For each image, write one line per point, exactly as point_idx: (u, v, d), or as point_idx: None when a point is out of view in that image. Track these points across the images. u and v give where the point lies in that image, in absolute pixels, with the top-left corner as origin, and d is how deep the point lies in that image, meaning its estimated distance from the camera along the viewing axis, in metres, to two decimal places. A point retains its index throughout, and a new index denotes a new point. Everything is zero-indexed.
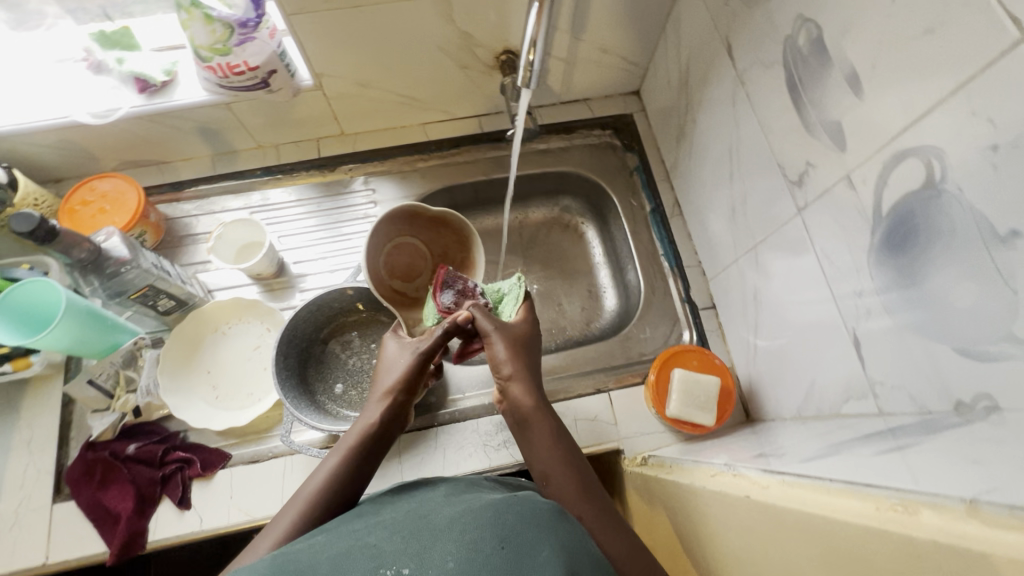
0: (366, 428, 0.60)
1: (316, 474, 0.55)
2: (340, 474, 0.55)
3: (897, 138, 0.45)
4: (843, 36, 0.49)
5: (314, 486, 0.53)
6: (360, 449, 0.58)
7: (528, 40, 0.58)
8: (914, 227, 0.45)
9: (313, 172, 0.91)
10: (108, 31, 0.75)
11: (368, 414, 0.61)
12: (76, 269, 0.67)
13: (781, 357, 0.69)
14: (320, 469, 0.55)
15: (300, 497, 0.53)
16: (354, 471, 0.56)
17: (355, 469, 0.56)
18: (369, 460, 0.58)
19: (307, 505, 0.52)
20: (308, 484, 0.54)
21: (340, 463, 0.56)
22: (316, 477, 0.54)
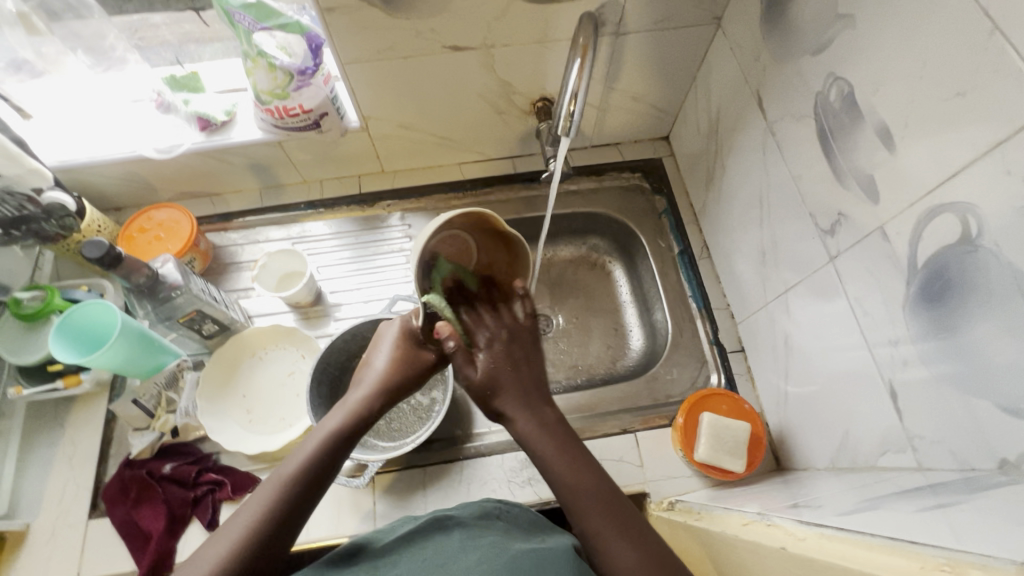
0: (345, 416, 0.60)
1: (296, 455, 0.56)
2: (317, 458, 0.56)
3: (931, 194, 0.46)
4: (875, 95, 0.51)
5: (294, 465, 0.55)
6: (337, 437, 0.58)
7: (569, 91, 0.61)
8: (950, 281, 0.45)
9: (353, 207, 0.96)
10: (178, 76, 0.82)
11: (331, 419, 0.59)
12: (132, 294, 0.71)
13: (813, 405, 0.68)
14: (296, 456, 0.56)
15: (281, 475, 0.54)
16: (330, 459, 0.56)
17: (331, 457, 0.57)
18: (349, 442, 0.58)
19: (279, 495, 0.52)
20: (283, 469, 0.55)
21: (315, 452, 0.56)
22: (295, 458, 0.55)
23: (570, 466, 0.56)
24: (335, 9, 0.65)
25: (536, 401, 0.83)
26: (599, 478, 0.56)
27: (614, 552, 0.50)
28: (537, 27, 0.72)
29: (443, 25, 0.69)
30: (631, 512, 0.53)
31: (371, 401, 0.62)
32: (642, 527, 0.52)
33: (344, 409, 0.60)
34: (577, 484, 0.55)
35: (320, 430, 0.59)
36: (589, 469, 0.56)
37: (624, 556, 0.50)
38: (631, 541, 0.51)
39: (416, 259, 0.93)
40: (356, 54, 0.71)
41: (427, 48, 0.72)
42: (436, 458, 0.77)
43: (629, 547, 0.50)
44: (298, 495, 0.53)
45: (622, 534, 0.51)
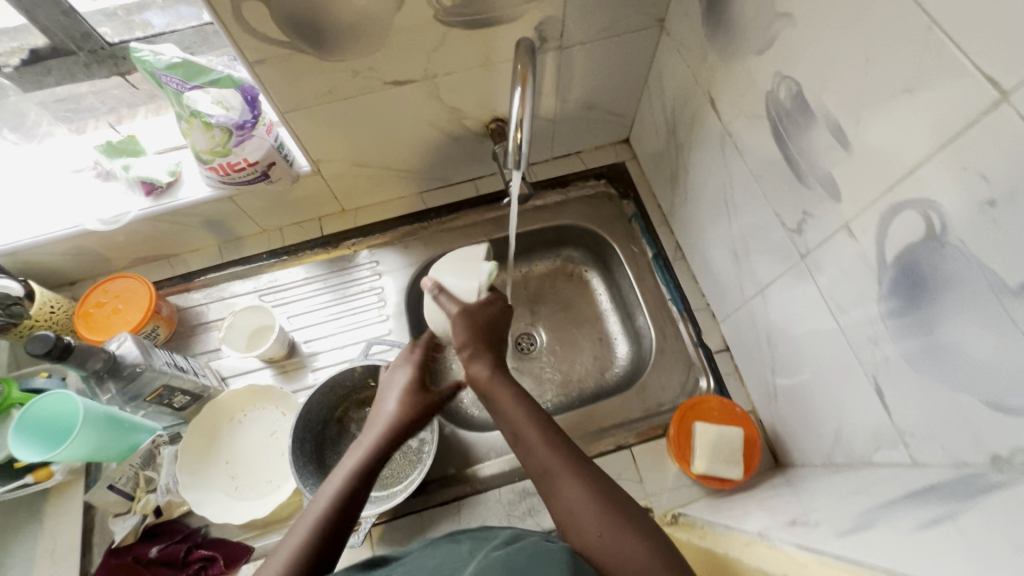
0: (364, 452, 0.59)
1: (321, 494, 0.55)
2: (341, 500, 0.54)
3: (892, 190, 0.45)
4: (823, 92, 0.50)
5: (319, 509, 0.54)
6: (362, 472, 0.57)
7: (513, 119, 0.57)
8: (921, 277, 0.44)
9: (318, 250, 0.93)
10: (115, 141, 0.79)
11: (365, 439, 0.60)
12: (93, 378, 0.67)
13: (803, 402, 0.67)
14: (319, 499, 0.55)
15: (304, 521, 0.53)
16: (355, 499, 0.55)
17: (357, 498, 0.55)
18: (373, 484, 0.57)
19: (318, 521, 0.53)
20: (319, 499, 0.55)
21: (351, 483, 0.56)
22: (319, 500, 0.54)
23: (518, 412, 0.59)
24: (265, 60, 0.62)
25: None
26: (551, 424, 0.59)
27: (562, 494, 0.53)
28: (478, 51, 0.70)
29: (381, 61, 0.67)
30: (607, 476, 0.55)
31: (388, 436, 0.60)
32: (600, 474, 0.55)
33: (362, 449, 0.59)
34: (526, 436, 0.58)
35: (336, 476, 0.57)
36: (540, 417, 0.59)
37: (571, 498, 0.53)
38: (582, 483, 0.54)
39: (388, 296, 0.91)
40: (295, 101, 0.69)
41: (367, 86, 0.70)
42: (432, 501, 0.75)
43: (575, 484, 0.54)
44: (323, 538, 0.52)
45: (575, 474, 0.54)
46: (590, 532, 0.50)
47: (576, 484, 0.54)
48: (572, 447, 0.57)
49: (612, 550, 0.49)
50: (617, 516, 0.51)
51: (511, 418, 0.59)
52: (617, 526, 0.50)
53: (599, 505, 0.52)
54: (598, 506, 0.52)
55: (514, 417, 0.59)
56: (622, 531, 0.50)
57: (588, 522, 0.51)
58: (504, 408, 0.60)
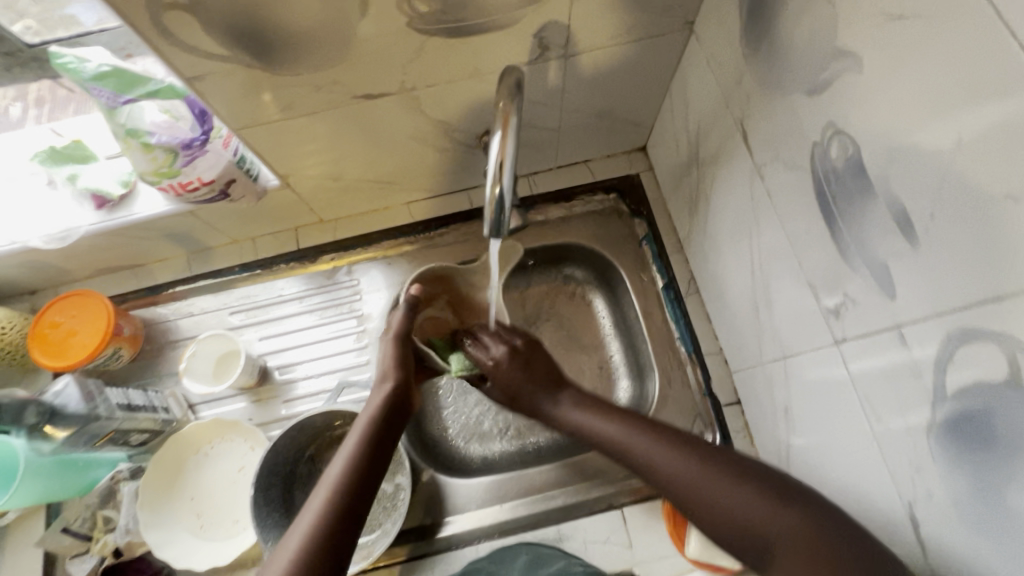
0: (372, 414, 0.56)
1: (336, 460, 0.51)
2: (360, 462, 0.51)
3: (964, 312, 0.35)
4: (889, 165, 0.38)
5: (336, 472, 0.50)
6: (372, 434, 0.54)
7: (491, 163, 0.45)
8: (988, 425, 0.35)
9: (294, 265, 0.85)
10: (59, 147, 0.71)
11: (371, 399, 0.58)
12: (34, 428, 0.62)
13: (818, 490, 0.59)
14: (336, 463, 0.51)
15: (323, 485, 0.49)
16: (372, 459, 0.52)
17: (372, 459, 0.52)
18: (382, 442, 0.54)
19: (336, 484, 0.49)
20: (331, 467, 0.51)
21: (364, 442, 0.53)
22: (334, 466, 0.51)
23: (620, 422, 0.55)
24: (204, 76, 0.52)
25: (511, 477, 0.75)
26: (648, 420, 0.55)
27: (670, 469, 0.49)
28: (466, 60, 0.59)
29: (346, 74, 0.56)
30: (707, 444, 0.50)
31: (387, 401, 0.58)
32: (699, 442, 0.50)
33: (364, 415, 0.57)
34: (630, 438, 0.53)
35: (347, 442, 0.54)
36: (637, 416, 0.55)
37: (682, 468, 0.48)
38: (689, 455, 0.49)
39: (368, 320, 0.82)
40: (250, 117, 0.59)
41: (334, 100, 0.60)
42: (404, 555, 0.71)
43: (681, 458, 0.49)
44: (348, 498, 0.48)
45: (686, 448, 0.49)
46: (716, 500, 0.45)
47: (679, 454, 0.49)
48: (666, 429, 0.53)
49: (732, 510, 0.44)
50: (731, 473, 0.46)
51: (610, 434, 0.55)
52: (732, 485, 0.45)
53: (715, 471, 0.46)
54: (710, 471, 0.47)
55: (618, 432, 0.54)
56: (738, 489, 0.44)
57: (706, 488, 0.46)
58: (600, 426, 0.57)
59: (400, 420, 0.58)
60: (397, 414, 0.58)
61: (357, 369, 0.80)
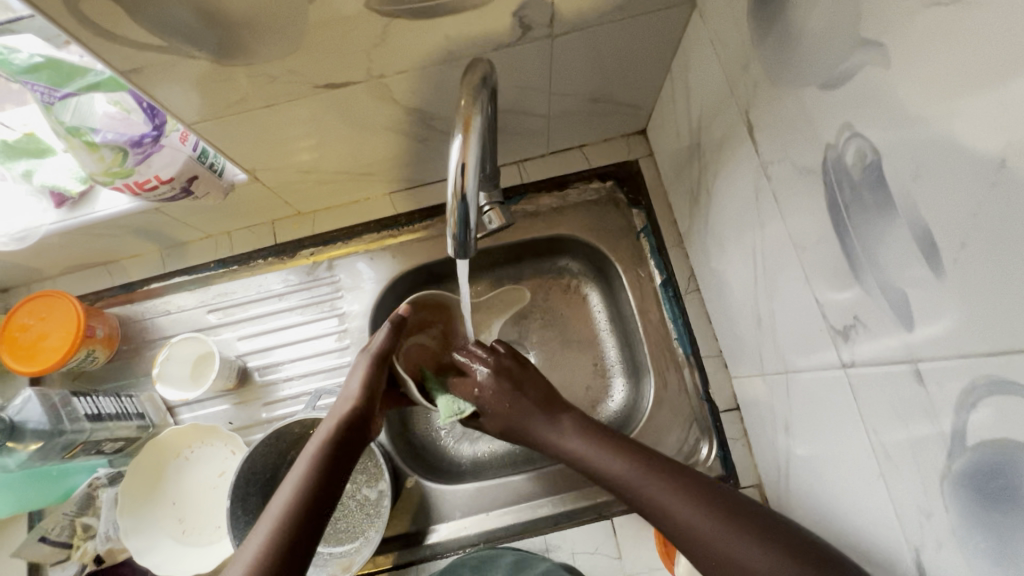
0: (322, 442, 0.57)
1: (283, 491, 0.53)
2: (306, 493, 0.52)
3: (993, 357, 0.30)
4: (914, 180, 0.33)
5: (281, 504, 0.51)
6: (323, 463, 0.55)
7: (452, 164, 0.40)
8: (1013, 486, 0.30)
9: (271, 260, 0.81)
10: (11, 141, 0.65)
11: (324, 429, 0.59)
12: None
13: (817, 511, 0.56)
14: (280, 496, 0.52)
15: (270, 516, 0.51)
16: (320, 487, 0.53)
17: (320, 488, 0.53)
18: (337, 466, 0.56)
19: (279, 521, 0.50)
20: (277, 499, 0.52)
21: (304, 482, 0.53)
22: (279, 496, 0.52)
23: (626, 465, 0.56)
24: (142, 68, 0.47)
25: (499, 483, 0.73)
26: (651, 453, 0.56)
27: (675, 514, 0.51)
28: (439, 44, 0.53)
29: (303, 62, 0.51)
30: (729, 490, 0.52)
31: (342, 426, 0.59)
32: (714, 487, 0.52)
33: (312, 445, 0.57)
34: (636, 480, 0.54)
35: (293, 472, 0.55)
36: (646, 454, 0.56)
37: (688, 515, 0.50)
38: (696, 504, 0.50)
39: (350, 319, 0.78)
40: (202, 111, 0.54)
41: (293, 91, 0.54)
42: (388, 563, 0.69)
43: (706, 517, 0.49)
44: (293, 530, 0.50)
45: (708, 502, 0.50)
46: (725, 550, 0.47)
47: (698, 509, 0.50)
48: (672, 467, 0.55)
49: (735, 558, 0.46)
50: (736, 525, 0.48)
51: (616, 473, 0.56)
52: (733, 535, 0.47)
53: (726, 526, 0.48)
54: (718, 521, 0.48)
55: (625, 474, 0.55)
56: (744, 540, 0.46)
57: (714, 535, 0.48)
58: (602, 461, 0.57)
59: (355, 443, 0.59)
60: (350, 445, 0.58)
61: (339, 371, 0.77)
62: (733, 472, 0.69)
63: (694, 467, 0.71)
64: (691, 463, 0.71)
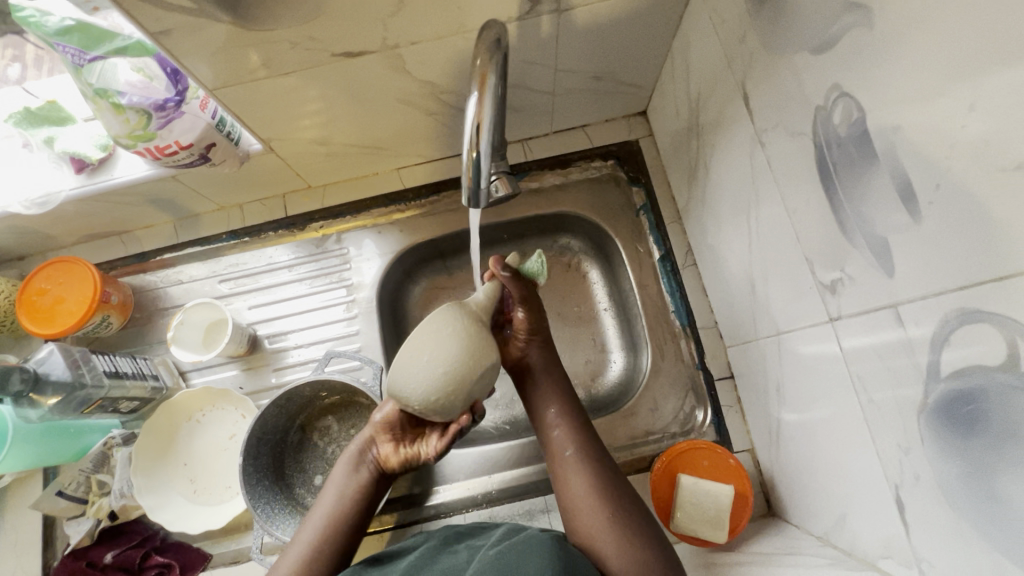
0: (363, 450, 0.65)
1: (329, 494, 0.62)
2: (350, 500, 0.61)
3: (966, 291, 0.33)
4: (894, 133, 0.36)
5: (329, 505, 0.61)
6: (363, 472, 0.63)
7: (468, 123, 0.43)
8: (985, 411, 0.33)
9: (282, 232, 0.83)
10: (34, 108, 0.69)
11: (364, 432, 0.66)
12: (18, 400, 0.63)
13: (806, 466, 0.58)
14: (319, 514, 0.60)
15: (318, 516, 0.60)
16: (364, 489, 0.63)
17: (364, 495, 0.62)
18: (375, 477, 0.64)
19: (325, 522, 0.60)
20: (324, 499, 0.62)
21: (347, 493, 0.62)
22: (328, 497, 0.62)
23: (558, 411, 0.63)
24: (171, 30, 0.49)
25: (500, 448, 0.75)
26: (586, 428, 0.61)
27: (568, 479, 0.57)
28: (450, 15, 0.55)
29: (323, 30, 0.53)
30: (630, 493, 0.56)
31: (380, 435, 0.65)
32: (620, 485, 0.57)
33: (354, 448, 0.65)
34: (555, 425, 0.62)
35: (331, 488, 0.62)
36: (574, 409, 0.63)
37: (578, 488, 0.56)
38: (592, 481, 0.56)
39: (358, 290, 0.81)
40: (224, 77, 0.56)
41: (311, 59, 0.57)
42: (393, 521, 0.72)
43: (591, 492, 0.56)
44: (342, 525, 0.60)
45: (589, 472, 0.57)
46: (590, 533, 0.53)
47: (586, 482, 0.57)
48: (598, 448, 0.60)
49: (594, 536, 0.53)
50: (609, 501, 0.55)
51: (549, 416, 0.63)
52: (614, 528, 0.53)
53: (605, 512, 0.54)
54: (599, 504, 0.55)
55: (554, 423, 0.62)
56: (611, 537, 0.52)
57: (590, 514, 0.54)
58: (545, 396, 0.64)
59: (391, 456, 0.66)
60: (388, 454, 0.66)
61: (347, 339, 0.79)
62: (726, 437, 0.72)
63: (689, 432, 0.74)
64: (687, 429, 0.74)
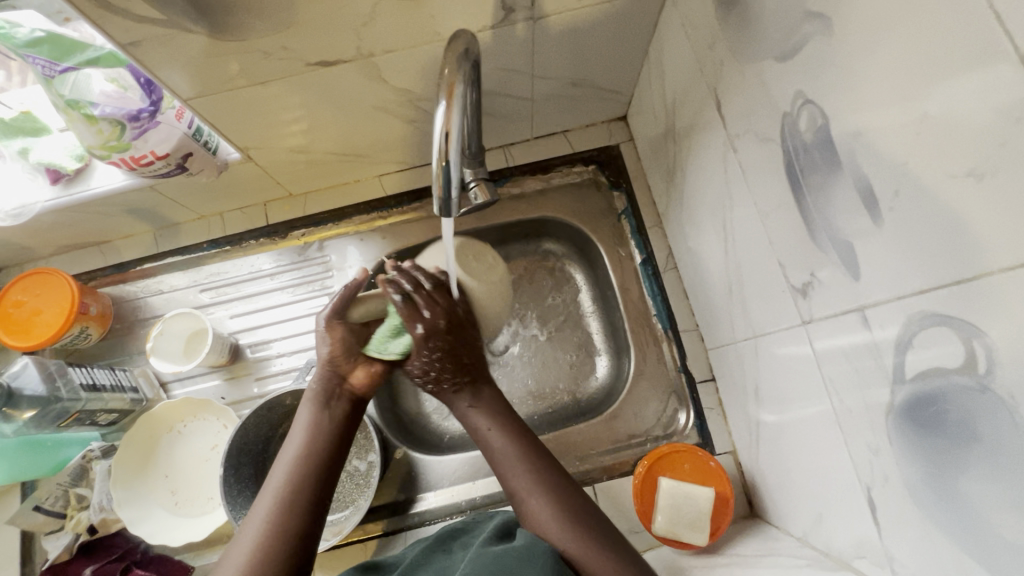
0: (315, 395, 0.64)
1: (289, 445, 0.60)
2: (312, 443, 0.60)
3: (926, 294, 0.34)
4: (856, 140, 0.36)
5: (290, 454, 0.59)
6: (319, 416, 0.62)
7: (437, 132, 0.43)
8: (945, 413, 0.34)
9: (263, 241, 0.83)
10: (7, 119, 0.67)
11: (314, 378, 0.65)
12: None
13: (784, 467, 0.59)
14: (283, 464, 0.58)
15: (281, 465, 0.58)
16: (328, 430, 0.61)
17: (326, 433, 0.61)
18: (332, 415, 0.62)
19: (289, 469, 0.57)
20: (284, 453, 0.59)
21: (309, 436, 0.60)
22: (289, 450, 0.59)
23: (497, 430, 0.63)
24: (142, 41, 0.49)
25: (484, 455, 0.75)
26: (530, 443, 0.62)
27: (532, 510, 0.57)
28: (424, 24, 0.55)
29: (296, 39, 0.53)
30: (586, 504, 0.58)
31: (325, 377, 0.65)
32: (576, 497, 0.58)
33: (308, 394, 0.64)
34: (501, 453, 0.62)
35: (297, 434, 0.61)
36: (514, 426, 0.64)
37: (538, 508, 0.57)
38: (550, 501, 0.57)
39: None
40: (198, 87, 0.56)
41: (287, 69, 0.57)
42: (377, 530, 0.72)
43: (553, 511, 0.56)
44: (309, 467, 0.58)
45: (544, 491, 0.58)
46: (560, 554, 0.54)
47: (543, 498, 0.57)
48: (552, 471, 0.60)
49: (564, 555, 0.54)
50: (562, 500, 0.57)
51: (494, 446, 0.63)
52: (582, 543, 0.54)
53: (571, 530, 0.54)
54: (563, 522, 0.55)
55: (496, 446, 0.62)
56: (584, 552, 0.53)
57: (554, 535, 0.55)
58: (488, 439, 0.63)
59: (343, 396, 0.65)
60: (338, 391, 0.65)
61: None
62: (709, 440, 0.73)
63: (672, 435, 0.74)
64: (670, 432, 0.74)
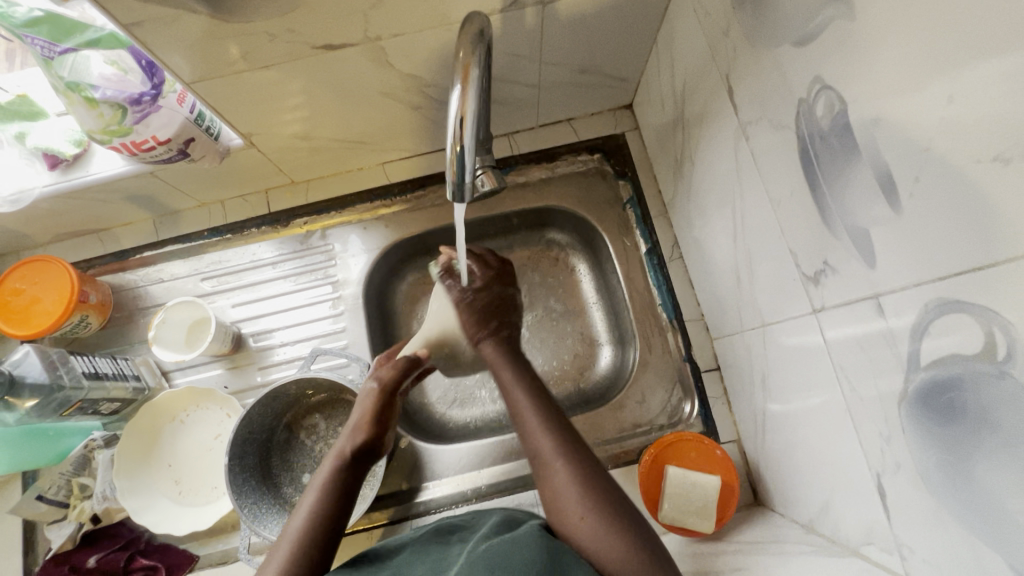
0: (337, 461, 0.61)
1: (300, 511, 0.57)
2: (325, 512, 0.56)
3: (944, 281, 0.34)
4: (875, 125, 0.36)
5: (298, 525, 0.55)
6: (337, 483, 0.59)
7: (451, 117, 0.42)
8: (962, 399, 0.34)
9: (265, 229, 0.82)
10: (4, 103, 0.66)
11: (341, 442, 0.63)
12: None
13: (790, 455, 0.59)
14: (292, 533, 0.55)
15: (288, 537, 0.54)
16: (340, 499, 0.58)
17: (340, 503, 0.58)
18: (350, 486, 0.59)
19: (296, 542, 0.54)
20: (293, 521, 0.56)
21: (321, 503, 0.57)
22: (297, 518, 0.56)
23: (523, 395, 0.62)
24: (144, 22, 0.48)
25: (489, 443, 0.75)
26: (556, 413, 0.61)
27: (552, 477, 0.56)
28: (433, 8, 0.55)
29: (302, 22, 0.52)
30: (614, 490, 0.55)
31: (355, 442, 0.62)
32: (599, 476, 0.56)
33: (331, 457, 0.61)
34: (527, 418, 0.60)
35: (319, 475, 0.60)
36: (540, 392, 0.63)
37: (561, 483, 0.55)
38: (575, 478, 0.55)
39: (344, 286, 0.80)
40: (201, 70, 0.55)
41: (291, 52, 0.56)
42: (383, 518, 0.72)
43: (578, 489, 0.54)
44: (316, 537, 0.54)
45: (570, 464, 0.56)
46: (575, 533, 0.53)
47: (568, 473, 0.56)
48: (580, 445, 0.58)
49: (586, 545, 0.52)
50: (601, 504, 0.53)
51: (520, 409, 0.61)
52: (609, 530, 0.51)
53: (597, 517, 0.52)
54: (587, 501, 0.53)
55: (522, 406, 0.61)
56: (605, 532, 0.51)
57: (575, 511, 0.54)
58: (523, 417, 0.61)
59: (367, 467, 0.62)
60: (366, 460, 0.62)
61: (334, 336, 0.78)
62: (713, 429, 0.73)
63: (677, 424, 0.74)
64: (675, 421, 0.74)
